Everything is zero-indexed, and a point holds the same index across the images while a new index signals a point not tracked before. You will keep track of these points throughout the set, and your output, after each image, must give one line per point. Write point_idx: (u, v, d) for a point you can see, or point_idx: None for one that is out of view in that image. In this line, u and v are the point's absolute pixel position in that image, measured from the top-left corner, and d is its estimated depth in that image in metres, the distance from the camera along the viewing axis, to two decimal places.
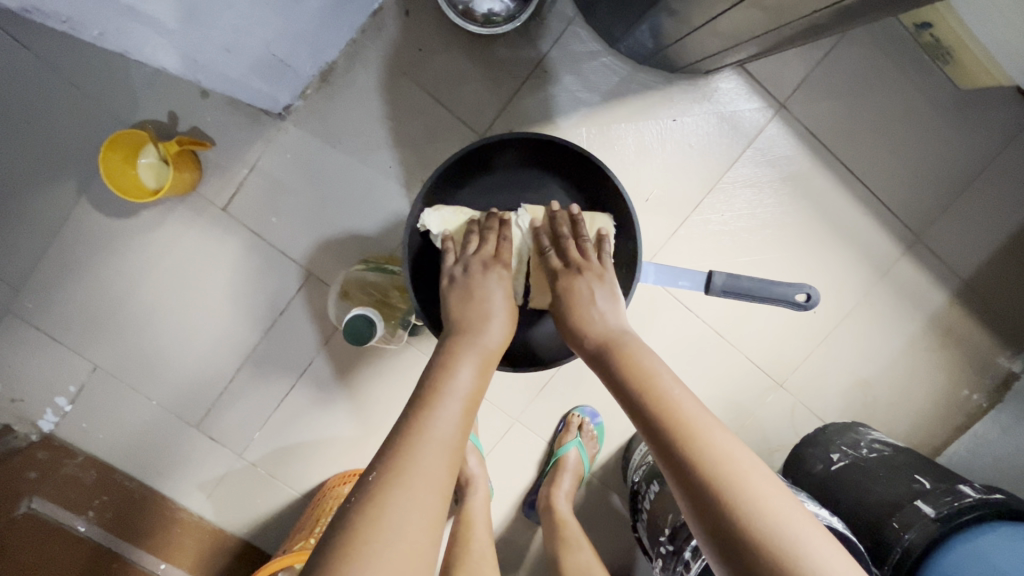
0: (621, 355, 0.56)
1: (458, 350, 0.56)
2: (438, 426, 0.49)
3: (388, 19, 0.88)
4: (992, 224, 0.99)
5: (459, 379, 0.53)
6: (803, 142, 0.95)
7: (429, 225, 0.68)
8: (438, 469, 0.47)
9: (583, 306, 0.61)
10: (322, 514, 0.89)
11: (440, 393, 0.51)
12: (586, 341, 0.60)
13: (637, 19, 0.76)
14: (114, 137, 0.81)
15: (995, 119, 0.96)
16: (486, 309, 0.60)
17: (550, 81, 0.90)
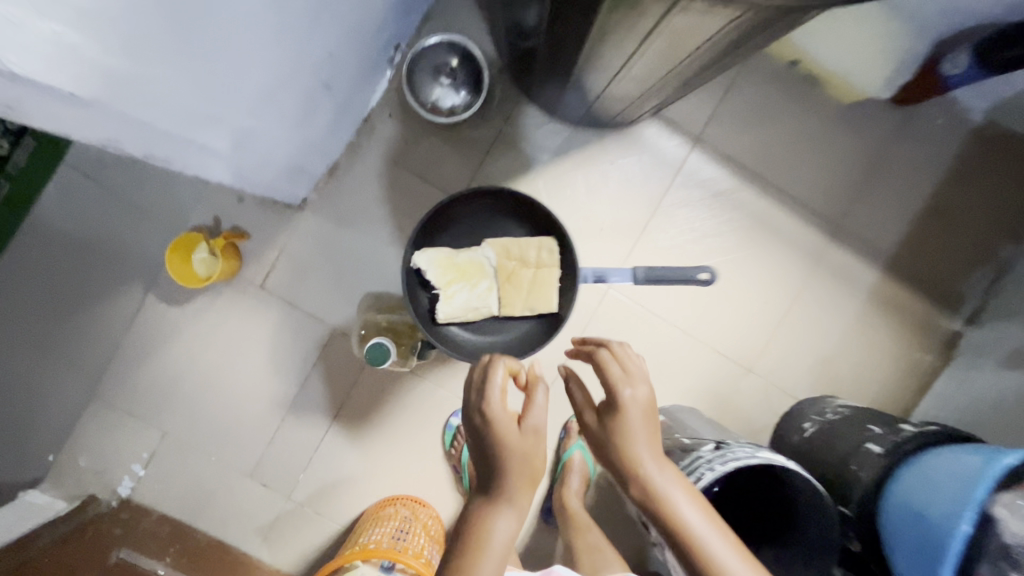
0: (641, 475, 0.63)
1: (500, 486, 0.62)
2: (487, 558, 0.59)
3: (376, 122, 1.12)
4: (900, 206, 1.16)
5: (499, 520, 0.61)
6: (722, 165, 1.15)
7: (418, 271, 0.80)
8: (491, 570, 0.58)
9: (625, 429, 0.65)
10: (365, 529, 1.05)
11: (485, 536, 0.60)
12: (620, 464, 0.64)
13: (564, 94, 0.99)
14: (182, 238, 1.05)
15: (880, 122, 1.15)
16: (520, 453, 0.63)
17: (509, 148, 1.13)
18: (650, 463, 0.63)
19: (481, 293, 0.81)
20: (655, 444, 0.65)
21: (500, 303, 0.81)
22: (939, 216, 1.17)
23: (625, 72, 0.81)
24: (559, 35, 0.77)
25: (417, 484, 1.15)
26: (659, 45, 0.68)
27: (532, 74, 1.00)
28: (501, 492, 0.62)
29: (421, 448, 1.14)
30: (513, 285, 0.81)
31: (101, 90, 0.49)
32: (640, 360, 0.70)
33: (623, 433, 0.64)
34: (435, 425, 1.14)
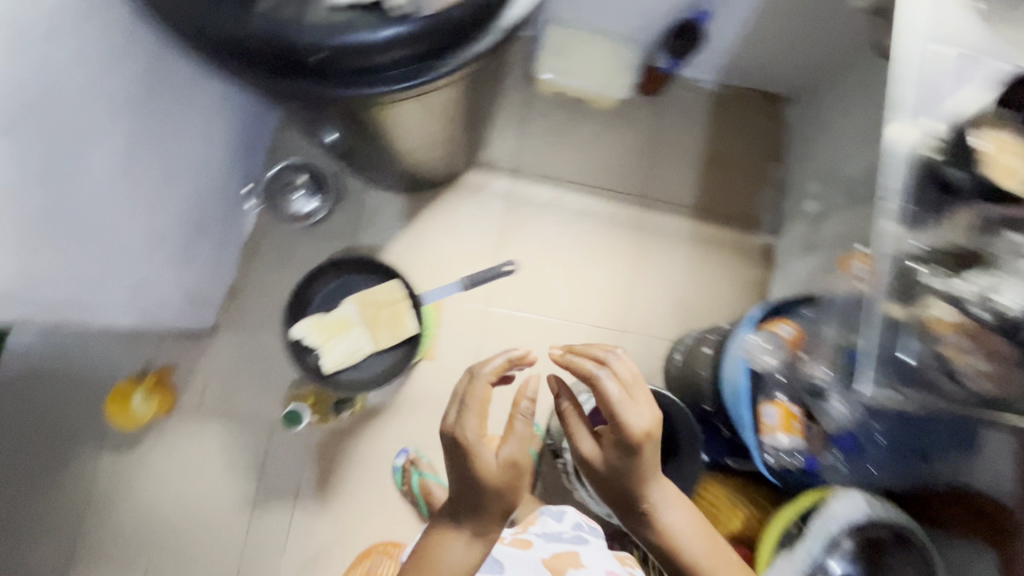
0: (636, 494, 0.82)
1: (493, 496, 0.78)
2: (460, 536, 0.80)
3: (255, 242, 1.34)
4: (685, 166, 1.46)
5: (474, 517, 0.80)
6: (541, 182, 1.43)
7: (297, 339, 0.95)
8: (466, 557, 0.79)
9: (639, 464, 0.81)
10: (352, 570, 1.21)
11: (477, 520, 0.79)
12: (626, 481, 0.81)
13: (389, 172, 1.25)
14: (118, 387, 1.22)
15: (645, 110, 1.46)
16: (524, 470, 0.80)
17: (369, 225, 1.36)
18: (638, 479, 0.82)
19: (353, 338, 0.96)
20: (645, 466, 0.81)
21: (373, 340, 0.97)
22: (717, 163, 1.46)
23: (412, 143, 1.07)
24: (348, 137, 1.01)
25: (386, 530, 1.27)
26: (413, 121, 0.94)
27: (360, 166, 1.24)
28: (494, 499, 0.79)
29: (379, 497, 1.28)
30: (378, 326, 0.97)
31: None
32: (647, 397, 0.85)
33: (637, 466, 0.81)
34: (384, 472, 1.29)
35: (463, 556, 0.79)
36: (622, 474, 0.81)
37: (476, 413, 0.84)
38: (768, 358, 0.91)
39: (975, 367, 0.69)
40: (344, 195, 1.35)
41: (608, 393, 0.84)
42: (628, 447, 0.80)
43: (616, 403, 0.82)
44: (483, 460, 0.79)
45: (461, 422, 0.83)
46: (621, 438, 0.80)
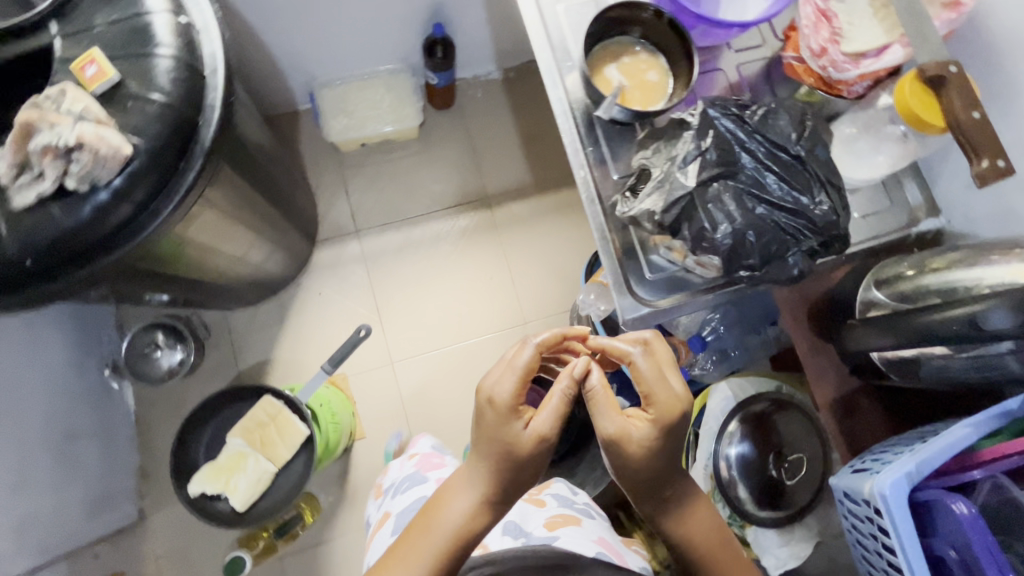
0: (663, 486, 0.59)
1: (493, 479, 0.59)
2: (447, 522, 0.58)
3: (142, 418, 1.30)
4: (509, 156, 1.51)
5: (462, 506, 0.58)
6: (387, 231, 1.45)
7: (198, 493, 0.96)
8: (455, 526, 0.57)
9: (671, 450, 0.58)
10: None
11: (463, 518, 0.58)
12: (646, 479, 0.59)
13: (235, 294, 1.24)
14: None
15: (450, 124, 1.51)
16: (539, 446, 0.58)
17: (246, 347, 1.34)
18: (669, 478, 0.60)
19: (252, 467, 0.97)
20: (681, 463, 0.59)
21: (272, 460, 0.98)
22: (535, 140, 1.53)
23: (232, 265, 1.07)
24: (163, 292, 1.00)
25: None
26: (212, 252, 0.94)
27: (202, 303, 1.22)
28: (493, 486, 0.58)
29: None
30: (271, 446, 0.98)
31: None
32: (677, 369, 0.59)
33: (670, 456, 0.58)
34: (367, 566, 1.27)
35: (452, 524, 0.57)
36: (651, 466, 0.58)
37: (524, 370, 0.57)
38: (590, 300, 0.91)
39: (725, 204, 0.46)
40: (208, 332, 1.33)
41: (646, 373, 0.57)
42: (651, 434, 0.57)
43: (651, 380, 0.57)
44: (509, 433, 0.57)
45: (505, 380, 0.58)
46: (656, 423, 0.57)
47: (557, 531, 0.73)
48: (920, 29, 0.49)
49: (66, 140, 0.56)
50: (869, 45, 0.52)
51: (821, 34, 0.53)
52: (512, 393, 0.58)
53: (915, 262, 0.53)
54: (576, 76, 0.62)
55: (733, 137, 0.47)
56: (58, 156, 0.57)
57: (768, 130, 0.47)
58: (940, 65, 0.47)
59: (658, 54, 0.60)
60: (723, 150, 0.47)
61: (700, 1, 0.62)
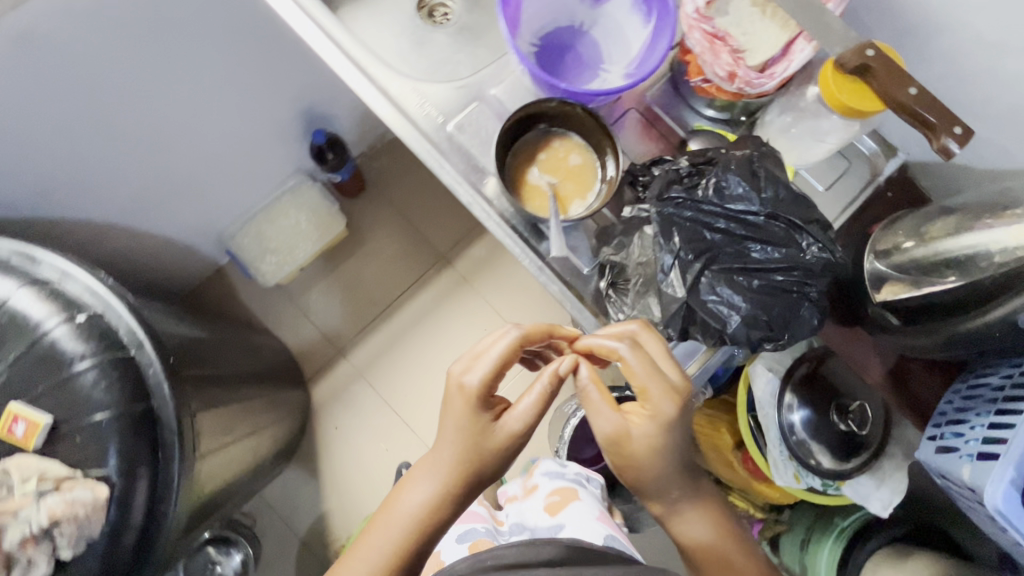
0: (662, 491, 0.47)
1: (459, 470, 0.47)
2: (404, 508, 0.47)
3: None
4: (445, 205, 1.45)
5: (424, 496, 0.47)
6: (368, 335, 1.40)
7: None
8: (413, 520, 0.46)
9: (676, 445, 0.46)
10: None
11: (429, 521, 0.46)
12: (646, 482, 0.46)
13: (263, 479, 1.19)
14: None
15: (374, 204, 1.43)
16: (504, 444, 0.47)
17: (298, 513, 1.31)
18: (677, 484, 0.46)
19: None
20: (687, 464, 0.46)
21: None
22: None
23: (250, 466, 1.02)
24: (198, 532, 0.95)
25: None
26: (227, 477, 0.89)
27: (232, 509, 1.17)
28: (461, 478, 0.47)
29: None
30: None
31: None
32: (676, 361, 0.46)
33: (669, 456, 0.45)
34: None
35: (406, 517, 0.46)
36: (648, 471, 0.46)
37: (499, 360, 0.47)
38: None
39: (729, 301, 0.43)
40: (256, 519, 1.29)
41: (640, 357, 0.44)
42: (656, 434, 0.45)
43: (643, 366, 0.44)
44: (476, 427, 0.47)
45: (477, 364, 0.48)
46: (650, 415, 0.45)
47: (562, 518, 0.66)
48: (816, 26, 0.45)
49: (39, 521, 0.54)
50: (766, 52, 0.49)
51: (716, 59, 0.49)
52: (484, 383, 0.47)
53: (913, 230, 0.52)
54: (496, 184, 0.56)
55: (695, 225, 0.44)
56: (39, 540, 0.54)
57: (727, 203, 0.44)
58: (856, 53, 0.44)
59: (568, 132, 0.56)
60: (692, 244, 0.44)
61: (580, 55, 0.60)
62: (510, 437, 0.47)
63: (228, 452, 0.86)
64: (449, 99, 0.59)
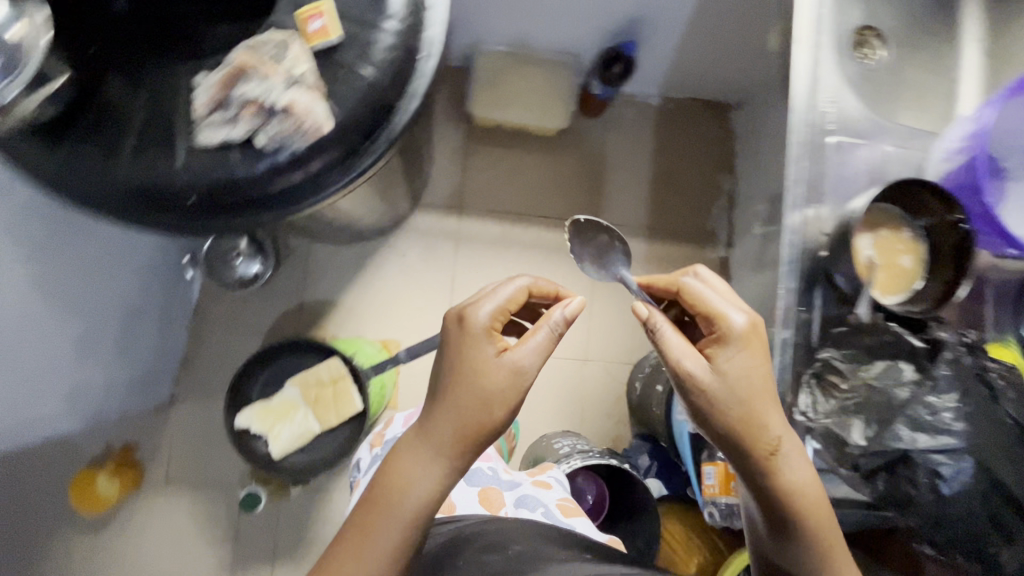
0: (738, 400, 0.63)
1: (466, 381, 0.64)
2: (416, 465, 0.63)
3: (179, 302, 1.26)
4: (634, 183, 1.44)
5: (445, 420, 0.64)
6: (489, 217, 1.40)
7: (244, 423, 0.95)
8: (417, 498, 0.62)
9: (750, 365, 0.64)
10: None
11: (439, 440, 0.63)
12: (717, 402, 0.63)
13: None
14: (75, 479, 1.19)
15: (586, 137, 1.43)
16: (518, 360, 0.66)
17: (318, 279, 1.34)
18: (766, 427, 0.63)
19: (301, 424, 0.97)
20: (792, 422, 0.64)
21: (319, 420, 0.97)
22: (666, 181, 1.46)
23: None
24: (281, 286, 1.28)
25: None
26: None
27: (318, 247, 1.35)
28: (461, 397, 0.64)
29: None
30: (319, 410, 0.97)
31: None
32: None
33: (737, 362, 0.64)
34: None
35: (404, 500, 0.62)
36: (727, 394, 0.63)
37: (508, 296, 0.70)
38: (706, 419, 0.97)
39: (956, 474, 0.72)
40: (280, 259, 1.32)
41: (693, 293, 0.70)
42: (743, 340, 0.64)
43: (754, 336, 0.65)
44: (485, 354, 0.66)
45: (481, 300, 0.70)
46: (723, 352, 0.65)
47: (573, 522, 0.90)
48: None
49: (275, 100, 0.56)
50: None
51: None
52: (488, 317, 0.68)
53: None
54: (818, 212, 0.80)
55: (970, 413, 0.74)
56: (260, 111, 0.56)
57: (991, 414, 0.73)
58: None
59: (906, 227, 0.81)
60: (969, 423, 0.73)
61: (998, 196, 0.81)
62: (517, 359, 0.66)
63: None
64: (851, 111, 0.80)
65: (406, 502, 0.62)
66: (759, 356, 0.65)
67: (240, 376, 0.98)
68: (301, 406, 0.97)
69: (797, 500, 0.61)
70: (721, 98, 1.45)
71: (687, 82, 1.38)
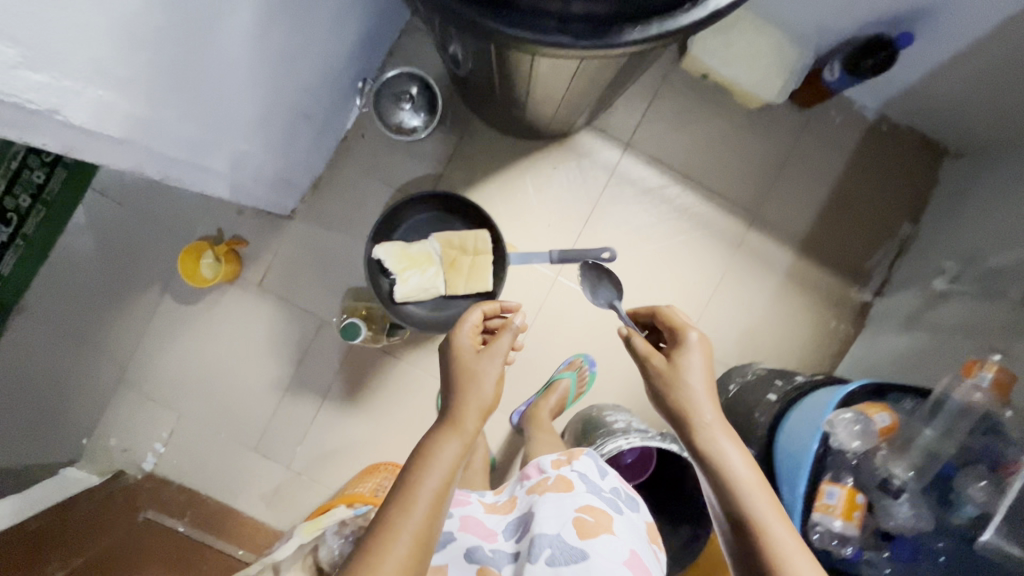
0: (684, 405, 0.75)
1: (464, 364, 0.78)
2: (449, 432, 0.72)
3: (336, 124, 1.24)
4: (810, 190, 1.34)
5: (465, 395, 0.75)
6: (652, 166, 1.32)
7: (379, 254, 0.93)
8: (448, 461, 0.70)
9: (689, 373, 0.76)
10: (363, 478, 1.25)
11: (458, 407, 0.75)
12: (675, 401, 0.75)
13: (495, 113, 1.20)
14: (187, 250, 1.23)
15: (785, 124, 1.32)
16: (504, 342, 0.81)
17: (465, 158, 1.31)
18: (710, 432, 0.72)
19: (430, 280, 0.96)
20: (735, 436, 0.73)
21: (447, 284, 0.96)
22: (844, 202, 1.34)
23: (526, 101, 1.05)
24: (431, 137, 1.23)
25: (402, 453, 1.32)
26: (542, 78, 0.87)
27: (478, 127, 1.31)
28: (462, 377, 0.77)
29: (415, 417, 1.33)
30: (451, 274, 0.95)
31: (126, 126, 0.68)
32: None
33: (683, 370, 0.77)
34: (430, 391, 1.33)
35: (439, 460, 0.70)
36: (676, 396, 0.75)
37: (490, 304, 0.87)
38: (854, 441, 0.82)
39: None
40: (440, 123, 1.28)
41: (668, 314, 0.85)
42: (689, 354, 0.78)
43: (704, 353, 0.78)
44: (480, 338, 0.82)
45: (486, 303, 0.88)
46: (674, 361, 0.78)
47: (590, 546, 0.75)
48: None
49: None
50: None
51: None
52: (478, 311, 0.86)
53: None
54: None
55: None
56: None
57: None
58: None
59: None
60: None
61: None
62: (503, 344, 0.81)
63: (585, 72, 0.85)
64: None
65: (431, 484, 0.68)
66: (702, 365, 0.77)
67: (388, 213, 0.96)
68: (436, 263, 0.96)
69: (747, 506, 0.67)
70: (944, 139, 1.31)
71: (922, 109, 1.24)
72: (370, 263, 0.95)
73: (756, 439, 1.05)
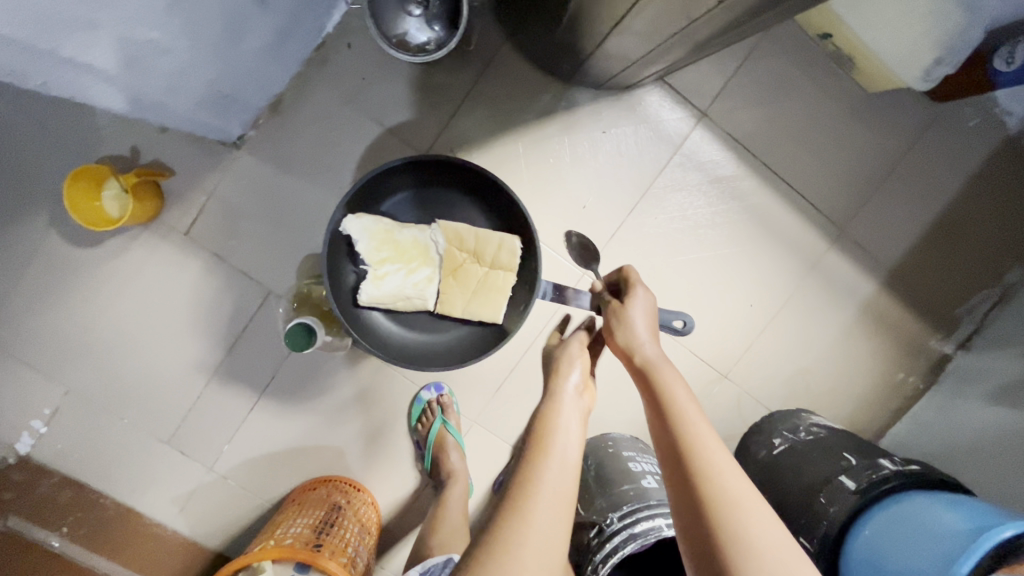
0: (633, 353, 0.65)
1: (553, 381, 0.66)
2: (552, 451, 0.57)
3: (311, 22, 0.87)
4: (914, 208, 1.06)
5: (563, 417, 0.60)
6: (728, 147, 1.01)
7: (351, 230, 0.74)
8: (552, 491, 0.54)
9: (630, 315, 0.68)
10: (287, 517, 0.93)
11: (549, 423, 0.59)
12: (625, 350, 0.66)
13: (541, 42, 0.85)
14: (78, 175, 0.86)
15: (902, 119, 1.02)
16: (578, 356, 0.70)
17: (486, 99, 0.96)
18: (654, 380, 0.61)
19: (417, 283, 0.78)
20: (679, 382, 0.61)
21: (440, 291, 0.79)
22: (950, 229, 1.07)
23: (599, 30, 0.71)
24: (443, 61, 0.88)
25: (359, 466, 1.05)
26: None
27: (510, 59, 0.95)
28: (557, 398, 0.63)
29: (379, 425, 1.05)
30: (450, 279, 0.78)
31: None
32: None
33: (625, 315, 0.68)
34: (403, 396, 1.05)
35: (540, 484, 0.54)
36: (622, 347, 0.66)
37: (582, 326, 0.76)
38: None
39: None
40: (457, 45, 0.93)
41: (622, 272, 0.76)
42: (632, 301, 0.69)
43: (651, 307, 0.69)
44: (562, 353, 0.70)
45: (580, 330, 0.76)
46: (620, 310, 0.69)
47: None
48: None
49: None
50: None
51: None
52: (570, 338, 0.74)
53: None
54: None
55: None
56: None
57: None
58: None
59: None
60: None
61: None
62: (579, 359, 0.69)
63: None
64: None
65: (545, 493, 0.53)
66: (639, 306, 0.68)
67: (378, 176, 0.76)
68: (434, 259, 0.79)
69: (698, 462, 0.53)
70: None
71: None
72: (334, 236, 0.75)
73: (814, 534, 0.81)
